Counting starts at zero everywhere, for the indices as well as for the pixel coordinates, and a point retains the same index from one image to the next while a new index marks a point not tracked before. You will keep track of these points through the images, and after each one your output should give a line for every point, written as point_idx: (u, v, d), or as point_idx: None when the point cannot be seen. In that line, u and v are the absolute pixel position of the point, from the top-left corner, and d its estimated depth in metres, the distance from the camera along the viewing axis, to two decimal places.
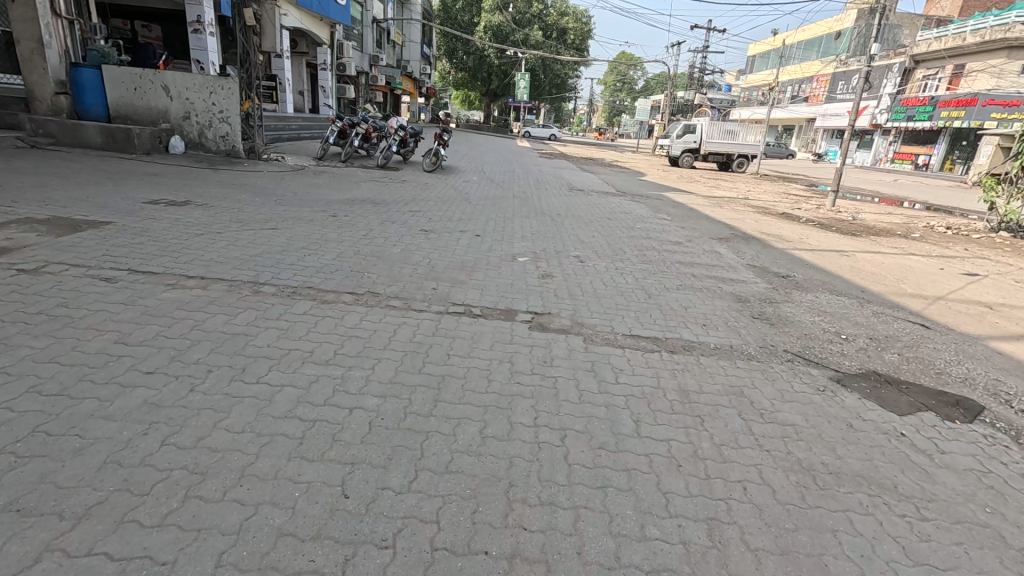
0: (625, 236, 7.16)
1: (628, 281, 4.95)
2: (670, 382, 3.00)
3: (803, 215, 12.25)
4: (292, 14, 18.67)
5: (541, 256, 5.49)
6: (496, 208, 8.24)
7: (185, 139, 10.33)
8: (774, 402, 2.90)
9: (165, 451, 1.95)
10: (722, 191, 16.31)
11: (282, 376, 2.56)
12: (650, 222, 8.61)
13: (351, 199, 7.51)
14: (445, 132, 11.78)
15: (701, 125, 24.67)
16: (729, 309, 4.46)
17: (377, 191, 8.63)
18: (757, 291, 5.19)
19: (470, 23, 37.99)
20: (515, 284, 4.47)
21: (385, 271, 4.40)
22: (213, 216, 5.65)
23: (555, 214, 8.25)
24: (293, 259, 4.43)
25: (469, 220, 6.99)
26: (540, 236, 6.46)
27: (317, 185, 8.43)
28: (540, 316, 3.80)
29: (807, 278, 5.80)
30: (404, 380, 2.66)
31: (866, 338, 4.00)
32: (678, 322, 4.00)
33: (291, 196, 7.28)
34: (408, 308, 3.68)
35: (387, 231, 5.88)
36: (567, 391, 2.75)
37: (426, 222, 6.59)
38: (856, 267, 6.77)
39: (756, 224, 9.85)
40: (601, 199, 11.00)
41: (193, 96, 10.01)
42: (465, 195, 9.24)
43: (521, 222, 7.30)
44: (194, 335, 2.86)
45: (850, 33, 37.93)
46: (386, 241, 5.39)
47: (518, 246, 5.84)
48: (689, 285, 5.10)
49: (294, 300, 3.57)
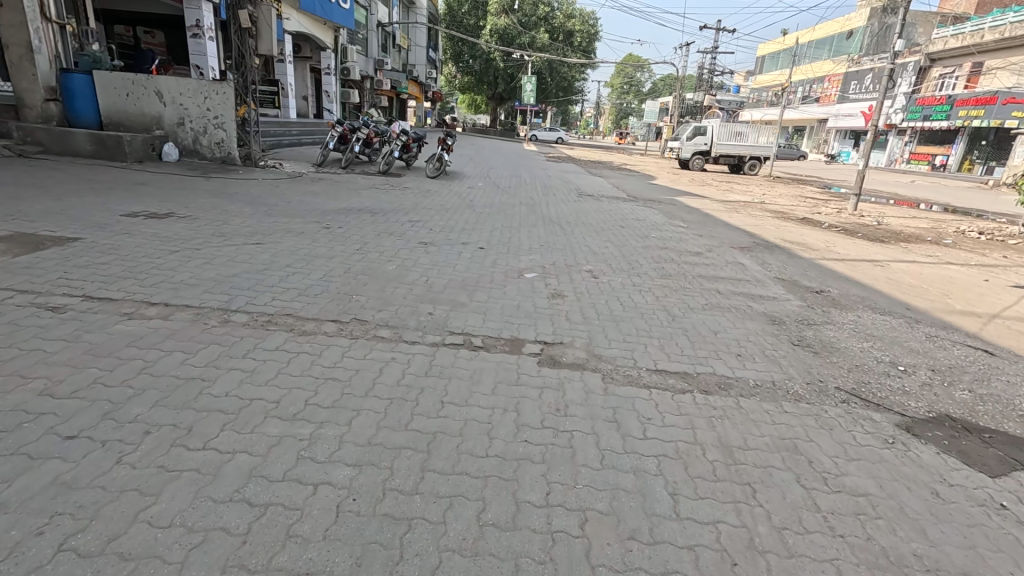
0: (640, 246, 6.68)
1: (648, 301, 4.45)
2: (708, 434, 2.50)
3: (823, 219, 11.70)
4: (295, 18, 18.40)
5: (551, 272, 5.01)
6: (501, 216, 7.78)
7: (180, 146, 9.98)
8: (837, 461, 2.38)
9: (60, 561, 1.49)
10: (736, 194, 15.79)
11: (235, 440, 2.08)
12: (666, 229, 8.13)
13: (348, 209, 7.09)
14: (448, 137, 11.35)
15: (712, 126, 24.09)
16: (764, 334, 3.95)
17: (376, 198, 8.21)
18: (791, 310, 4.68)
19: (476, 26, 37.71)
20: (522, 306, 3.99)
21: (376, 293, 3.93)
22: (196, 230, 5.23)
23: (564, 223, 7.77)
24: (275, 280, 3.99)
25: (472, 230, 6.53)
26: (549, 248, 5.99)
27: (313, 194, 8.03)
28: (550, 348, 3.30)
29: (843, 294, 5.28)
30: (386, 440, 2.18)
31: (927, 371, 3.46)
32: (708, 352, 3.49)
33: (284, 205, 6.87)
34: (398, 339, 3.20)
35: (384, 245, 5.43)
36: (585, 452, 2.25)
37: (427, 233, 6.14)
38: (893, 279, 6.24)
39: (777, 230, 9.32)
40: (612, 204, 10.52)
41: (187, 102, 9.66)
42: (469, 202, 8.79)
43: (529, 232, 6.82)
44: (137, 383, 2.40)
45: (862, 32, 37.15)
46: (380, 257, 4.93)
47: (526, 260, 5.37)
48: (716, 304, 4.59)
49: (268, 331, 3.10)
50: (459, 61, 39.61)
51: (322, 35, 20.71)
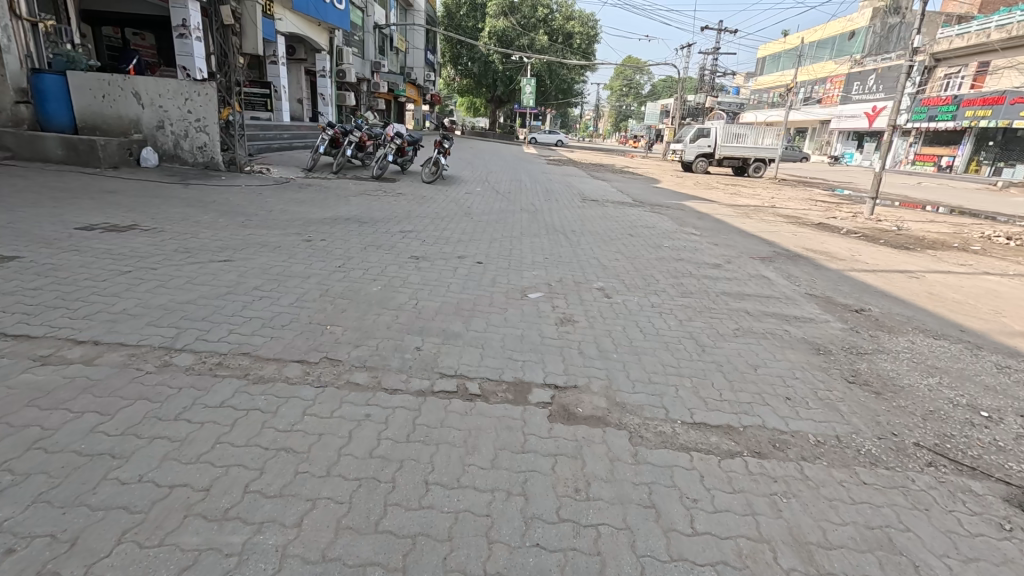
0: (653, 258, 6.12)
1: (671, 327, 3.86)
2: (774, 525, 1.91)
3: (840, 225, 11.11)
4: (289, 19, 17.87)
5: (558, 291, 4.43)
6: (501, 225, 7.19)
7: (159, 151, 9.40)
8: (951, 565, 1.79)
9: None
10: (745, 198, 15.20)
11: (132, 560, 1.50)
12: (678, 238, 7.59)
13: (335, 218, 6.52)
14: (445, 139, 10.79)
15: (716, 127, 23.52)
16: (812, 369, 3.35)
17: (367, 207, 7.62)
18: (833, 334, 4.10)
19: (475, 29, 37.21)
20: (526, 336, 3.40)
21: (354, 323, 3.33)
22: (157, 245, 4.64)
23: (569, 232, 7.18)
24: (237, 307, 3.40)
25: (470, 242, 5.94)
26: (554, 262, 5.40)
27: (299, 202, 7.47)
28: (563, 396, 2.70)
29: (886, 313, 4.70)
30: (346, 554, 1.59)
31: (1015, 417, 2.88)
32: (752, 396, 2.90)
33: (264, 215, 6.30)
34: (376, 387, 2.60)
35: (370, 260, 4.85)
36: (617, 562, 1.67)
37: (420, 245, 5.57)
38: (934, 294, 5.65)
39: (796, 238, 8.72)
40: (618, 210, 9.94)
41: (166, 104, 9.10)
42: (467, 210, 8.21)
43: (531, 244, 6.24)
44: (21, 465, 1.83)
45: (864, 33, 37.36)
46: (364, 276, 4.34)
47: (529, 277, 4.78)
48: (749, 329, 4.01)
49: (213, 379, 2.52)
50: (458, 64, 39.11)
51: (318, 36, 20.15)
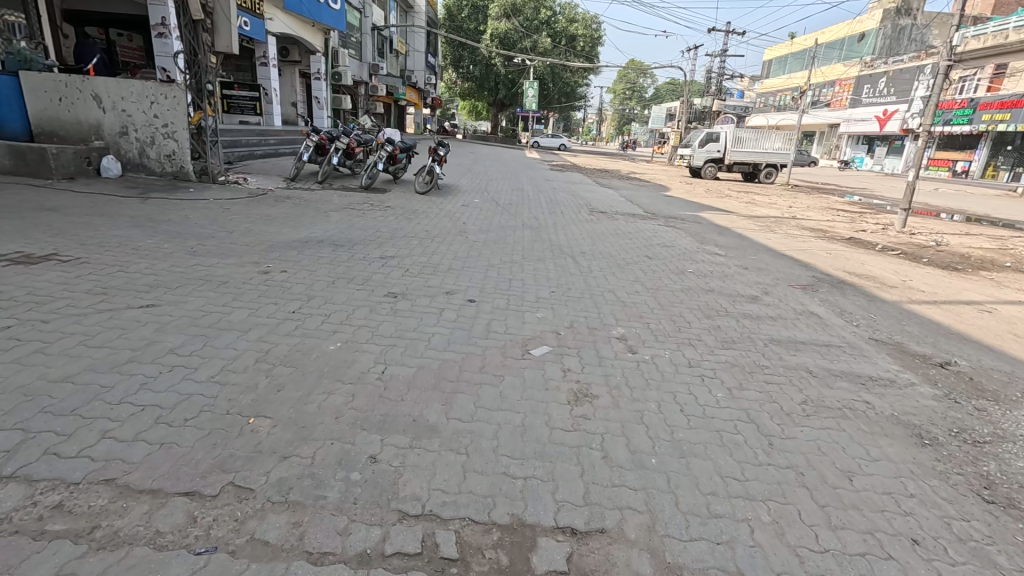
0: (678, 288, 5.21)
1: (721, 404, 2.92)
2: None
3: (872, 239, 10.16)
4: (280, 18, 17.05)
5: (569, 344, 3.51)
6: (500, 246, 6.27)
7: (122, 160, 8.50)
8: None
9: None
10: (762, 207, 14.27)
11: None
12: (700, 259, 6.70)
13: (308, 240, 5.63)
14: (440, 145, 9.88)
15: (726, 132, 22.60)
16: (928, 477, 2.40)
17: (348, 224, 6.72)
18: (927, 404, 3.16)
19: (477, 31, 36.42)
20: (528, 429, 2.46)
21: (291, 413, 2.41)
22: (67, 283, 3.73)
23: (578, 254, 6.25)
24: (131, 386, 2.49)
25: (461, 271, 5.03)
26: (563, 299, 4.48)
27: (272, 218, 6.59)
28: (585, 556, 1.77)
29: (982, 370, 3.76)
30: None
31: None
32: (864, 541, 1.95)
33: (222, 237, 5.39)
34: (295, 550, 1.67)
35: (338, 300, 3.94)
36: None
37: (402, 277, 4.66)
38: (1021, 336, 4.70)
39: (830, 257, 7.78)
40: (630, 224, 9.02)
41: (130, 108, 8.19)
42: (462, 226, 7.29)
43: (535, 272, 5.31)
44: None
45: (875, 34, 36.69)
46: (323, 326, 3.43)
47: (532, 322, 3.86)
48: (819, 400, 3.08)
49: (32, 545, 1.60)
50: (459, 67, 38.36)
51: (312, 37, 19.28)
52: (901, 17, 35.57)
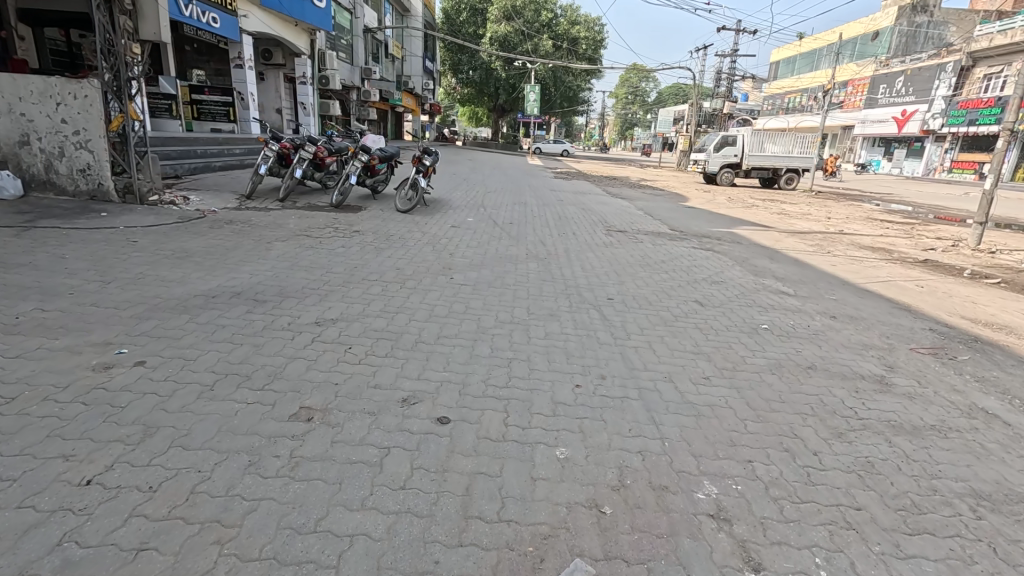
0: (761, 365, 3.46)
1: None
2: None
3: (949, 261, 8.32)
4: (256, 15, 15.38)
5: (628, 559, 1.73)
6: (495, 293, 4.51)
7: (25, 176, 6.80)
8: None
9: None
10: (799, 220, 12.44)
11: None
12: (765, 303, 4.97)
13: (218, 293, 3.91)
14: (424, 153, 8.01)
15: (743, 135, 20.82)
16: None
17: (294, 261, 5.01)
18: None
19: (476, 35, 34.82)
20: None
21: None
22: None
23: (605, 302, 4.52)
24: None
25: (435, 347, 3.27)
26: (597, 407, 2.70)
27: (190, 254, 4.90)
28: None
29: None
30: None
31: None
32: None
33: (85, 294, 3.66)
34: None
35: (199, 436, 2.18)
36: None
37: (339, 367, 2.89)
38: None
39: (925, 293, 5.97)
40: (659, 249, 7.24)
41: (30, 111, 6.50)
42: (447, 259, 5.57)
43: (546, 341, 3.54)
44: None
45: (890, 32, 34.95)
46: (123, 531, 1.66)
47: (549, 482, 2.08)
48: None
49: None
50: (458, 72, 36.84)
51: (296, 37, 17.71)
52: (917, 14, 34.02)
